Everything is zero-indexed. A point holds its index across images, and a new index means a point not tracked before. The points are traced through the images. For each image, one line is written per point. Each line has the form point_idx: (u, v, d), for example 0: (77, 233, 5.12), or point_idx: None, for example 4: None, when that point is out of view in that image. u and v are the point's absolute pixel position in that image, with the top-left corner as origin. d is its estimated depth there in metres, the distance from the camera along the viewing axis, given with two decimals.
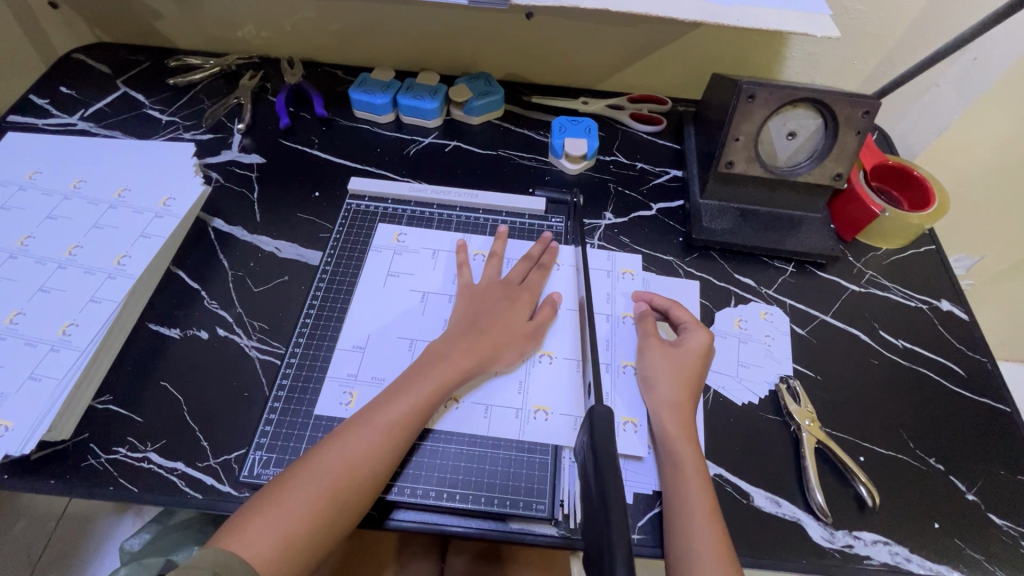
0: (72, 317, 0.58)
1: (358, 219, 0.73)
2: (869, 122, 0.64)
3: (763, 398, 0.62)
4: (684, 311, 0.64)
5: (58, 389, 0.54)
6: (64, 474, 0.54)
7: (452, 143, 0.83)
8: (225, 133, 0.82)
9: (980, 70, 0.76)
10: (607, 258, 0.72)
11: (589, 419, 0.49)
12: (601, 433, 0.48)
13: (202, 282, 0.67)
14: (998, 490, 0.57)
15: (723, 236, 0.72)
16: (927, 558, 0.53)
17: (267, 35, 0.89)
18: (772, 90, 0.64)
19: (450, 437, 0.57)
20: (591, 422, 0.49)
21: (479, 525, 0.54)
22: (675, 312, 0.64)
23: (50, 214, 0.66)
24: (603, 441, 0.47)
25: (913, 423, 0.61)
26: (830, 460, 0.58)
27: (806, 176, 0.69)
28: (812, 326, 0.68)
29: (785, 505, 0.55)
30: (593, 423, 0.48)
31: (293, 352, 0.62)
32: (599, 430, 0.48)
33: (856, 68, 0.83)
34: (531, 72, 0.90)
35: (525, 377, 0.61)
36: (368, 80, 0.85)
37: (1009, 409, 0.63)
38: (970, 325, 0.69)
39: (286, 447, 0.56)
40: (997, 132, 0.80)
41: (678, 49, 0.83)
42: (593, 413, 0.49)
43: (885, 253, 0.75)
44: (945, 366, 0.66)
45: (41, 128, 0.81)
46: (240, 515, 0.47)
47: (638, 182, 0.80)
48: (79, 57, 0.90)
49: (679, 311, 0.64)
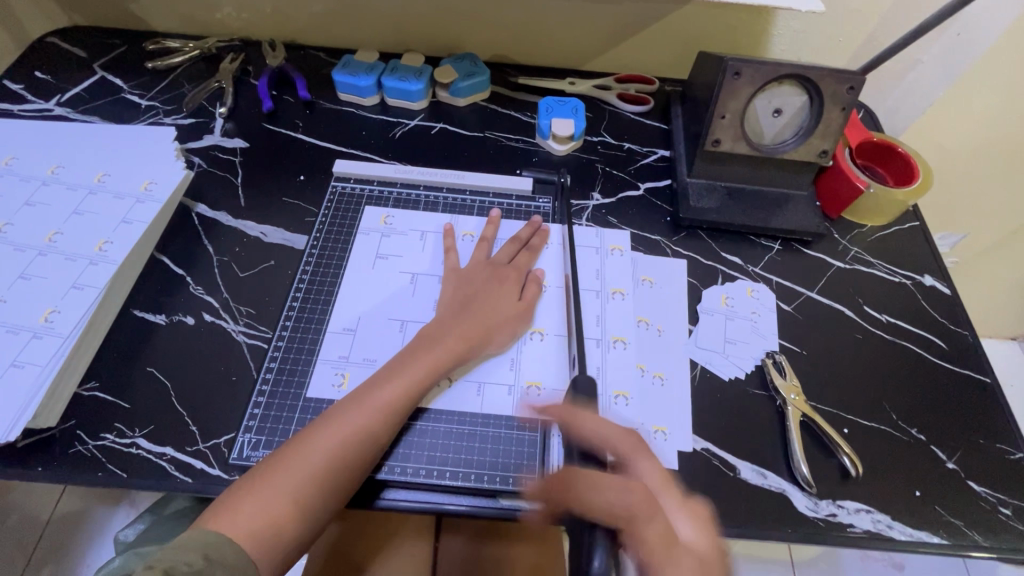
0: (54, 303, 0.58)
1: (344, 202, 0.73)
2: (853, 97, 0.64)
3: (749, 373, 0.63)
4: (648, 468, 0.45)
5: (42, 375, 0.54)
6: (51, 461, 0.53)
7: (439, 125, 0.82)
8: (207, 118, 0.81)
9: (966, 45, 0.77)
10: (596, 235, 0.72)
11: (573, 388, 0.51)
12: (584, 402, 0.50)
13: (187, 267, 0.67)
14: (977, 458, 0.59)
15: (711, 215, 0.72)
16: (909, 525, 0.55)
17: (247, 17, 0.87)
18: (758, 66, 0.64)
19: (440, 416, 0.57)
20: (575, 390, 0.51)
21: (470, 503, 0.54)
22: (673, 515, 0.45)
23: (29, 201, 0.65)
24: (586, 408, 0.49)
25: (897, 396, 0.62)
26: (814, 433, 0.59)
27: (792, 153, 0.69)
28: (799, 303, 0.69)
29: (770, 477, 0.56)
30: (576, 393, 0.50)
31: (280, 336, 0.61)
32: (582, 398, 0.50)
33: (841, 45, 0.83)
34: (518, 52, 0.89)
35: (517, 354, 0.61)
36: (352, 61, 0.84)
37: (989, 379, 0.64)
38: (951, 299, 0.70)
39: (276, 428, 0.56)
40: (982, 105, 0.81)
41: (664, 27, 0.83)
42: (577, 384, 0.51)
43: (871, 229, 0.76)
44: (926, 340, 0.67)
45: (16, 114, 0.79)
46: (229, 496, 0.47)
47: (626, 162, 0.80)
48: (54, 41, 0.88)
49: (670, 500, 0.45)
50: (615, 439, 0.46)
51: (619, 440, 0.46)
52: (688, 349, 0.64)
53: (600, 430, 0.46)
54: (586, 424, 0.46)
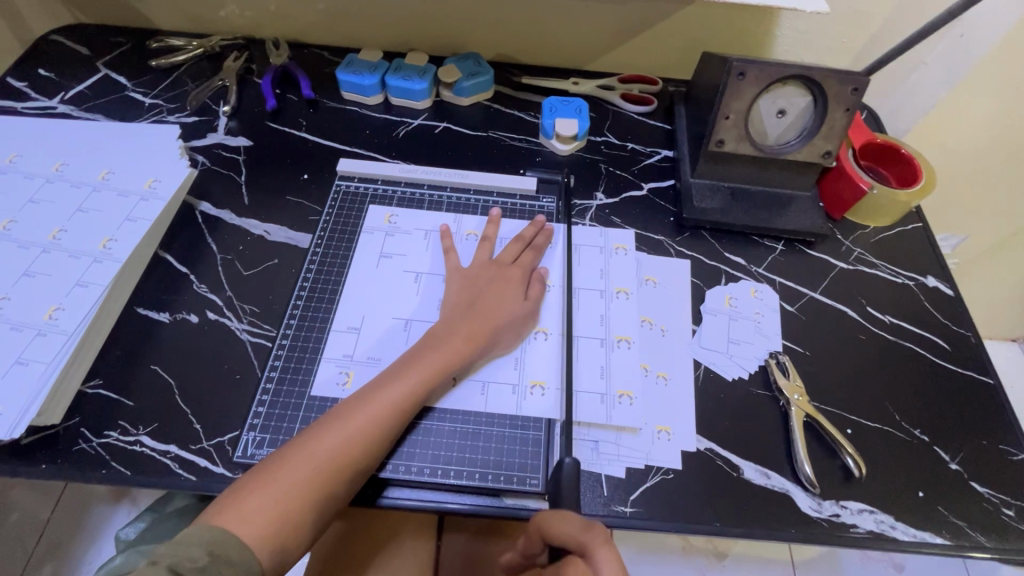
0: (58, 301, 0.58)
1: (347, 200, 0.73)
2: (857, 99, 0.64)
3: (752, 374, 0.63)
4: (604, 560, 0.43)
5: (46, 372, 0.54)
6: (55, 458, 0.53)
7: (442, 124, 0.82)
8: (210, 116, 0.81)
9: (969, 46, 0.77)
10: (600, 235, 0.72)
11: (557, 475, 0.52)
12: (567, 491, 0.51)
13: (190, 265, 0.67)
14: (980, 458, 0.59)
15: (715, 215, 0.72)
16: (912, 525, 0.55)
17: (251, 15, 0.87)
18: (762, 67, 0.64)
19: (444, 416, 0.57)
20: (559, 480, 0.51)
21: (474, 501, 0.54)
22: None
23: (33, 198, 0.65)
24: (568, 501, 0.50)
25: (900, 397, 0.62)
26: (817, 434, 0.59)
27: (795, 154, 0.69)
28: (802, 303, 0.69)
29: (774, 477, 0.57)
30: (559, 482, 0.51)
31: (284, 335, 0.61)
32: (566, 490, 0.51)
33: (845, 47, 0.83)
34: (521, 51, 0.89)
35: (522, 354, 0.61)
36: (356, 60, 0.84)
37: (992, 381, 0.64)
38: (954, 300, 0.70)
39: (280, 426, 0.56)
40: (984, 107, 0.81)
41: (667, 27, 0.83)
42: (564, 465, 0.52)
43: (873, 231, 0.76)
44: (929, 341, 0.67)
45: (19, 111, 0.79)
46: (234, 492, 0.47)
47: (629, 162, 0.80)
48: (57, 39, 0.88)
49: None
50: (573, 534, 0.44)
51: (577, 534, 0.44)
52: (692, 349, 0.64)
53: (561, 531, 0.44)
54: (550, 528, 0.45)
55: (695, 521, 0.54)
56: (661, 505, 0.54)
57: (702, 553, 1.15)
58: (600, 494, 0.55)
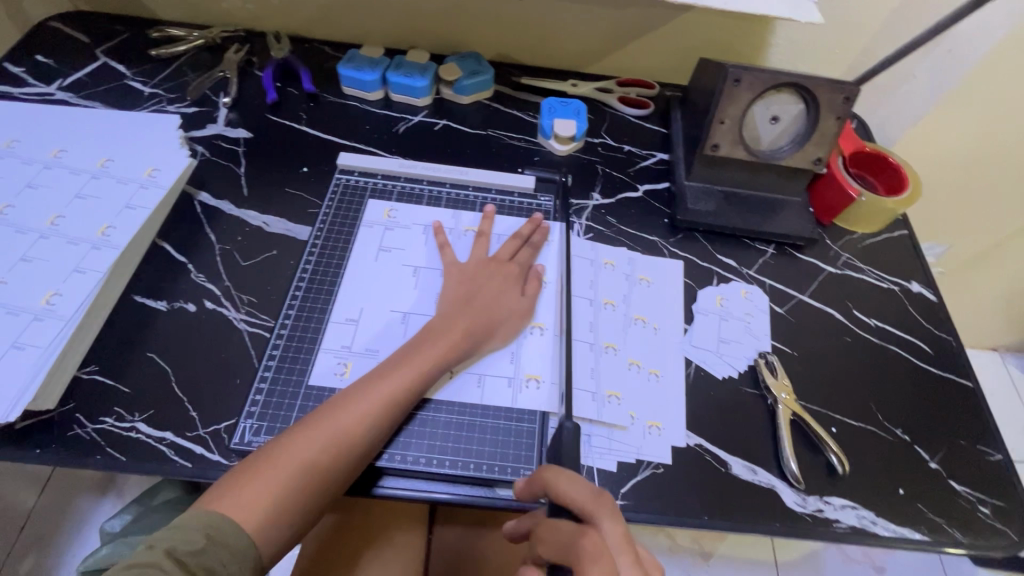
0: (56, 287, 0.58)
1: (348, 194, 0.73)
2: (848, 108, 0.66)
3: (741, 372, 0.64)
4: (609, 531, 0.43)
5: (44, 357, 0.54)
6: (50, 443, 0.53)
7: (442, 122, 0.83)
8: (211, 107, 0.81)
9: (953, 61, 0.79)
10: (591, 248, 0.72)
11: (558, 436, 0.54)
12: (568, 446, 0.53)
13: (188, 255, 0.67)
14: (958, 457, 0.61)
15: (707, 218, 0.74)
16: (893, 521, 0.56)
17: (253, 8, 0.87)
18: (758, 74, 0.66)
19: (441, 407, 0.58)
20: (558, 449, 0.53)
21: (468, 491, 0.55)
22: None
23: (30, 184, 0.65)
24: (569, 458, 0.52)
25: (883, 397, 0.64)
26: (804, 432, 0.61)
27: (787, 160, 0.71)
28: (790, 305, 0.71)
29: (761, 473, 0.58)
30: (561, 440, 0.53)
31: (283, 324, 0.62)
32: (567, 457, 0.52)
33: (838, 57, 0.85)
34: (522, 52, 0.90)
35: (518, 348, 0.62)
36: (357, 56, 0.84)
37: (971, 383, 0.66)
38: (937, 306, 0.73)
39: (278, 414, 0.56)
40: (969, 119, 0.84)
41: (666, 33, 0.85)
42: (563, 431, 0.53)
43: (860, 237, 0.78)
44: (912, 344, 0.69)
45: (17, 97, 0.79)
46: (235, 475, 0.47)
47: (625, 164, 0.82)
48: (55, 26, 0.88)
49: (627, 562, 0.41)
50: (579, 500, 0.44)
51: (585, 499, 0.44)
52: (684, 347, 0.65)
53: (567, 490, 0.45)
54: (558, 483, 0.46)
55: (683, 514, 0.55)
56: (651, 497, 0.56)
57: (688, 552, 1.17)
58: (592, 486, 0.56)
